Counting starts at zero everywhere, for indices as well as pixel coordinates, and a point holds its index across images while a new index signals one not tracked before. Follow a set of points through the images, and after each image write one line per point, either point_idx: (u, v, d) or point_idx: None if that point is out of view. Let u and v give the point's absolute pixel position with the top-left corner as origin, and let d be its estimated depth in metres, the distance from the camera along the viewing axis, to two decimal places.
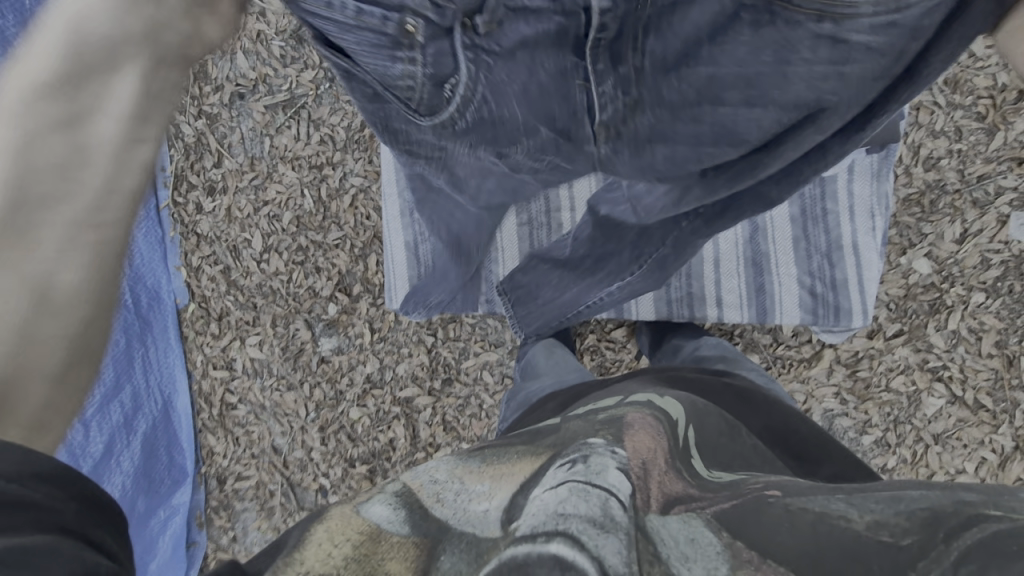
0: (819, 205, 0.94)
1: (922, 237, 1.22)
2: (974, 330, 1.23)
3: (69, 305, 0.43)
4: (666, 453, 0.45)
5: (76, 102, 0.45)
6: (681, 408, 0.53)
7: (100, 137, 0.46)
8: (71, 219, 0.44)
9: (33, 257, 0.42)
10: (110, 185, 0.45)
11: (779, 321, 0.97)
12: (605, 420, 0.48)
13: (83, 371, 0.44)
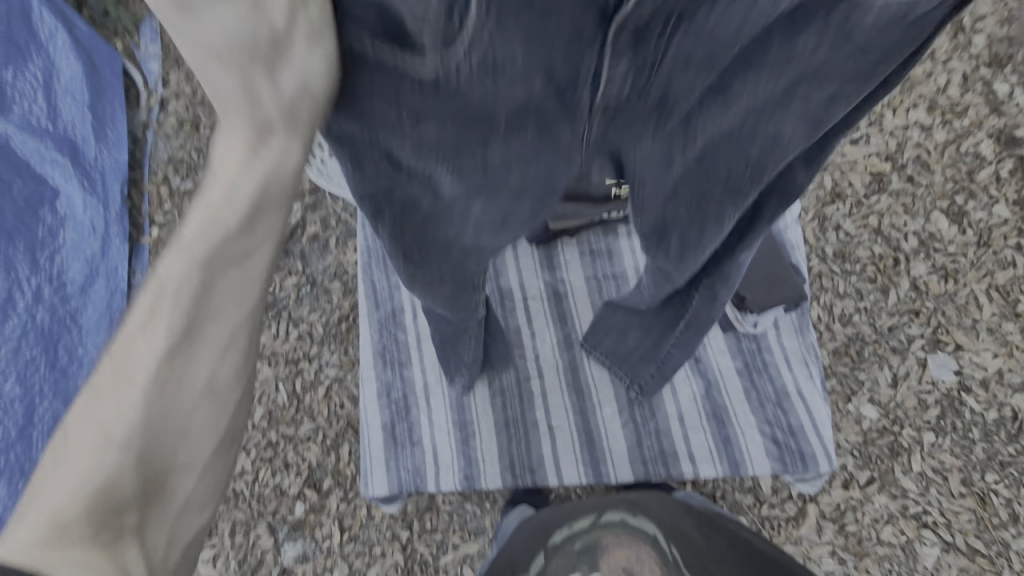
0: (758, 358, 1.05)
1: (860, 384, 1.34)
2: (938, 470, 1.27)
3: (217, 407, 0.50)
4: (643, 560, 0.65)
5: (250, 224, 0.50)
6: (650, 522, 0.70)
7: (260, 261, 0.51)
8: (234, 319, 0.51)
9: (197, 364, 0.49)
10: (258, 296, 0.52)
11: (752, 473, 0.99)
12: (582, 552, 0.68)
13: (223, 460, 0.51)
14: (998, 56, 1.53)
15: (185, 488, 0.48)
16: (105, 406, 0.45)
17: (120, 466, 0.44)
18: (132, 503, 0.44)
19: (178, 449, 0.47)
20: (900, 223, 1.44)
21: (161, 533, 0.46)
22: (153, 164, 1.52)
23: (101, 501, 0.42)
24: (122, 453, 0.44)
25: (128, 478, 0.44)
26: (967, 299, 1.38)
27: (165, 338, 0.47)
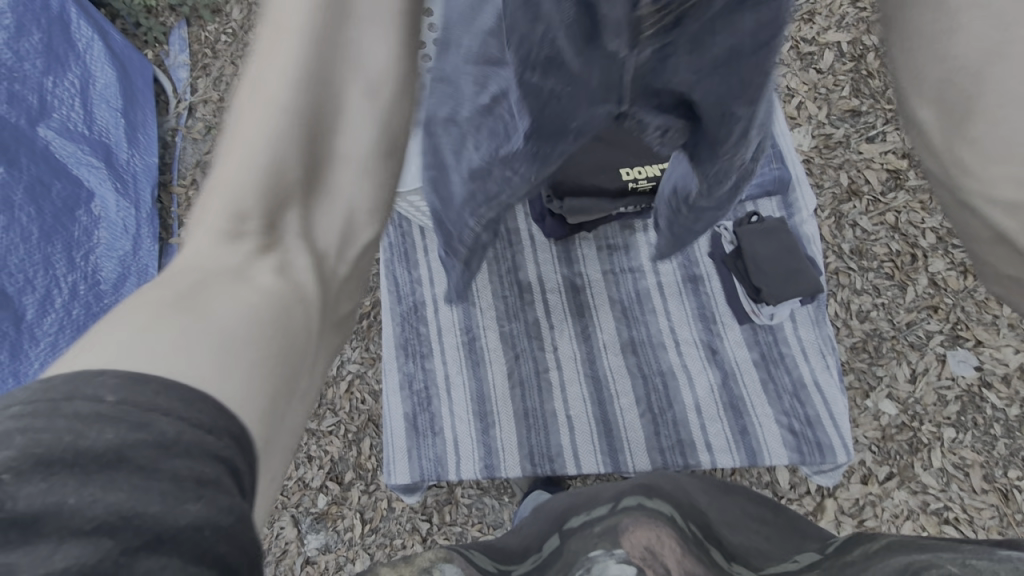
0: (776, 349, 1.06)
1: (879, 380, 1.34)
2: (959, 466, 1.27)
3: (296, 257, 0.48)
4: (671, 542, 0.53)
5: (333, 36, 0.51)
6: (670, 504, 0.60)
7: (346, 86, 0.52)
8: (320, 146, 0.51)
9: (279, 201, 0.48)
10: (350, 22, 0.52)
11: (770, 463, 1.00)
12: (602, 531, 0.55)
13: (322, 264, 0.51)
14: None
15: (339, 199, 0.53)
16: (235, 134, 0.48)
17: (255, 191, 0.46)
18: (285, 204, 0.48)
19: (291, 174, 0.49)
20: (918, 220, 1.44)
21: (325, 236, 0.52)
22: (181, 168, 1.58)
23: (246, 212, 0.46)
24: (263, 165, 0.47)
25: (263, 201, 0.47)
26: (987, 295, 1.37)
27: (292, 81, 0.49)
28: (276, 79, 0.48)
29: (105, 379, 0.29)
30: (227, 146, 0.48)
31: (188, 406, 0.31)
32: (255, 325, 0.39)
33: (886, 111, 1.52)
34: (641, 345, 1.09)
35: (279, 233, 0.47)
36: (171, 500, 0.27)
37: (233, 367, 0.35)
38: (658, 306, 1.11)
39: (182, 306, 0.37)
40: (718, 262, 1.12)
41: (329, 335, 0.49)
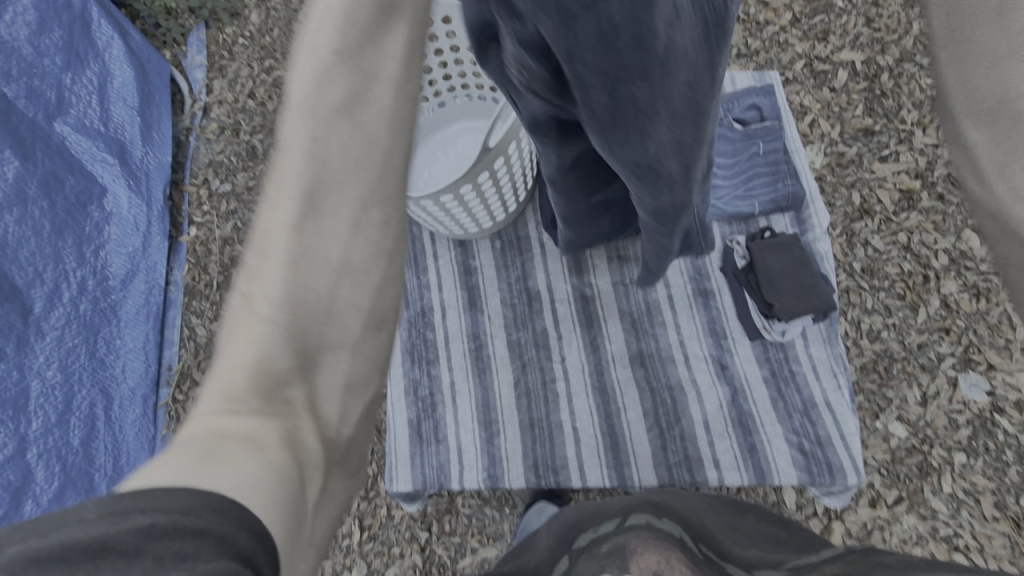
0: (786, 366, 1.05)
1: (889, 402, 1.32)
2: (970, 492, 1.25)
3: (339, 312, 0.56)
4: (682, 567, 0.52)
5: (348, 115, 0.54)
6: (680, 527, 0.59)
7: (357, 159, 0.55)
8: (346, 219, 0.55)
9: (320, 272, 0.54)
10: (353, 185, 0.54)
11: (778, 482, 0.98)
12: (608, 552, 0.55)
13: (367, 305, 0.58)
14: None
15: (338, 371, 0.57)
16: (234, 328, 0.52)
17: (252, 364, 0.51)
18: (293, 379, 0.53)
19: (290, 342, 0.52)
20: (930, 240, 1.43)
21: (326, 409, 0.56)
22: (194, 167, 1.60)
23: (249, 397, 0.50)
24: (264, 344, 0.51)
25: (281, 347, 0.52)
26: (1001, 319, 1.35)
27: (285, 258, 0.53)
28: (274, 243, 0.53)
29: (91, 504, 0.35)
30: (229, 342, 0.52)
31: (204, 515, 0.38)
32: (269, 489, 0.44)
33: (899, 131, 1.52)
34: (649, 358, 1.08)
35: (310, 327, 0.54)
36: (155, 571, 0.33)
37: (264, 494, 0.44)
38: (668, 319, 1.10)
39: (205, 464, 0.43)
40: (729, 276, 1.11)
41: (331, 498, 0.54)
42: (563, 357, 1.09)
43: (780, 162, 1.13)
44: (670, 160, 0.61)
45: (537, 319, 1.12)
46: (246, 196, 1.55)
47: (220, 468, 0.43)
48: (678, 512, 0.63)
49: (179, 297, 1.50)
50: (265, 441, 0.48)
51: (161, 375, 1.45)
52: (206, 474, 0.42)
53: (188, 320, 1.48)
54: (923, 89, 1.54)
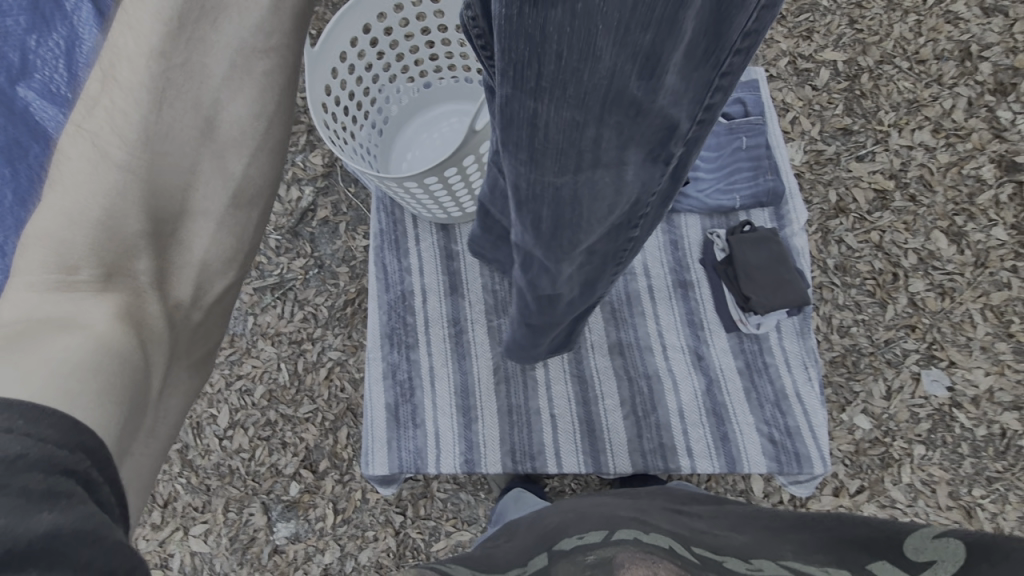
0: (760, 358, 1.07)
1: (856, 395, 1.36)
2: (927, 482, 1.30)
3: (207, 230, 0.62)
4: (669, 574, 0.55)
5: (169, 59, 0.55)
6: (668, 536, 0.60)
7: (227, 115, 0.58)
8: (204, 152, 0.59)
9: (172, 177, 0.58)
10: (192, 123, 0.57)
11: (747, 470, 1.01)
12: (594, 563, 0.58)
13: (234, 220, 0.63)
14: (1003, 83, 1.56)
15: (199, 247, 0.62)
16: (67, 178, 0.54)
17: (88, 232, 0.54)
18: (137, 250, 0.57)
19: (116, 225, 0.55)
20: (901, 240, 1.47)
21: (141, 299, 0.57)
22: None
23: (84, 260, 0.54)
24: (106, 201, 0.54)
25: (128, 224, 0.56)
26: (963, 317, 1.41)
27: (129, 140, 0.55)
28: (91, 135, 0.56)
29: None
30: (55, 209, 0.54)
31: (38, 422, 0.41)
32: (96, 361, 0.49)
33: (877, 132, 1.55)
34: (628, 347, 1.09)
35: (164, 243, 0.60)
36: (24, 509, 0.36)
37: (77, 399, 0.45)
38: (648, 310, 1.11)
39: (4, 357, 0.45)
40: (708, 269, 1.12)
41: (174, 402, 0.60)
42: None
43: (763, 157, 1.15)
44: (557, 245, 0.64)
45: None
46: None
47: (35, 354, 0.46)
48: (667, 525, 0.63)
49: None
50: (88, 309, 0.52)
51: None
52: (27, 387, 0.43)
53: None
54: (900, 91, 1.58)
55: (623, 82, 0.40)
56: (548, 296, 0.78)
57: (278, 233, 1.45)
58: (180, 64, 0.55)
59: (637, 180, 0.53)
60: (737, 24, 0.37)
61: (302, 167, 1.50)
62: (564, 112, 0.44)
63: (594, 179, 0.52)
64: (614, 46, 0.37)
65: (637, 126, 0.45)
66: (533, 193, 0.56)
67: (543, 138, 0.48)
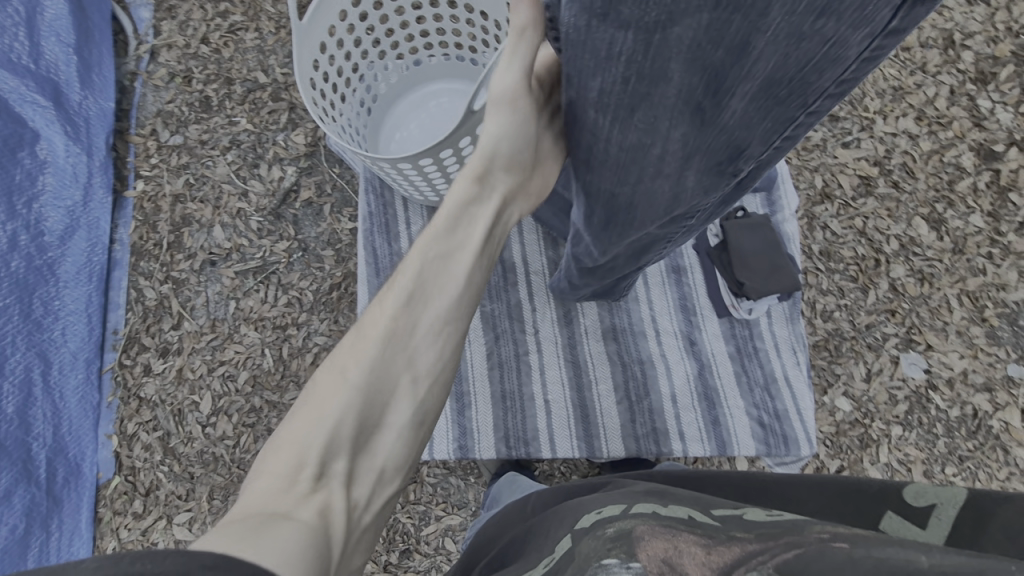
0: (750, 343, 1.08)
1: (837, 378, 1.40)
2: (903, 461, 1.35)
3: (405, 403, 0.61)
4: (694, 546, 0.40)
5: (441, 259, 0.68)
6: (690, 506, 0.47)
7: (447, 292, 0.66)
8: (425, 330, 0.64)
9: (400, 357, 0.62)
10: (456, 313, 0.66)
11: (737, 453, 1.03)
12: (615, 535, 0.43)
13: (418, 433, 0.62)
14: (985, 72, 1.59)
15: (382, 456, 0.59)
16: (316, 396, 0.58)
17: (322, 432, 0.55)
18: (340, 452, 0.55)
19: (424, 405, 0.62)
20: (884, 226, 1.49)
21: (363, 483, 0.56)
22: (140, 116, 1.47)
23: (313, 455, 0.53)
24: (349, 410, 0.57)
25: (344, 429, 0.56)
26: (941, 302, 1.44)
27: (367, 368, 0.60)
28: (454, 324, 0.66)
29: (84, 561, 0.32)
30: (302, 412, 0.57)
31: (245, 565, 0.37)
32: (308, 544, 0.45)
33: (863, 119, 1.57)
34: (622, 333, 1.09)
35: (374, 434, 0.58)
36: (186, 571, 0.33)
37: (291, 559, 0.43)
38: (641, 296, 1.11)
39: (247, 540, 0.42)
40: (702, 254, 1.13)
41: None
42: (538, 328, 1.09)
43: None
44: (616, 221, 0.74)
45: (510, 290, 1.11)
46: (199, 149, 1.45)
47: (273, 531, 0.44)
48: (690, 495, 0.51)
49: (124, 256, 1.39)
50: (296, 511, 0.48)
51: (106, 339, 1.34)
52: (248, 547, 0.41)
53: (135, 282, 1.38)
54: (886, 78, 1.59)
55: (698, 96, 0.52)
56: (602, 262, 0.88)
57: (260, 216, 1.41)
58: (430, 282, 0.66)
59: (697, 186, 0.65)
60: (826, 76, 0.47)
61: (284, 147, 1.44)
62: (631, 130, 0.59)
63: (655, 183, 0.65)
64: (686, 63, 0.49)
65: (705, 138, 0.57)
66: (597, 167, 0.68)
67: (618, 142, 0.62)
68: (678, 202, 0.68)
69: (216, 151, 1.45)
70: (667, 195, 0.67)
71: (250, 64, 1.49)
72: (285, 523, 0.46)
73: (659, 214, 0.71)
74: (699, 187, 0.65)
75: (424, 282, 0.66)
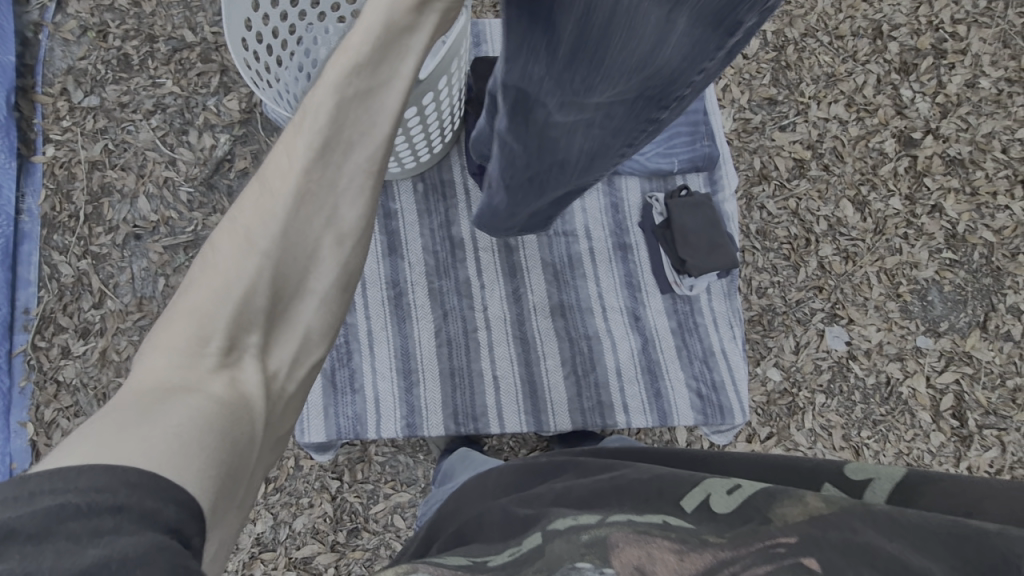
0: (691, 318, 1.12)
1: (769, 350, 1.48)
2: (825, 427, 1.46)
3: (327, 260, 0.53)
4: (667, 553, 0.40)
5: (368, 85, 0.53)
6: (657, 506, 0.47)
7: (376, 128, 0.54)
8: (350, 176, 0.53)
9: (316, 212, 0.52)
10: (383, 155, 0.55)
11: (677, 423, 1.07)
12: (590, 541, 0.42)
13: (343, 292, 0.55)
14: (907, 63, 1.68)
15: (306, 315, 0.53)
16: (215, 261, 0.50)
17: (225, 298, 0.48)
18: (252, 320, 0.49)
19: (351, 262, 0.55)
20: (814, 208, 1.58)
21: (283, 349, 0.52)
22: (47, 73, 1.33)
23: (215, 329, 0.47)
24: (253, 273, 0.49)
25: (255, 296, 0.49)
26: (862, 279, 1.55)
27: (274, 228, 0.50)
28: (380, 169, 0.55)
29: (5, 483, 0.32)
30: (202, 278, 0.50)
31: (139, 490, 0.34)
32: (209, 426, 0.42)
33: (799, 103, 1.63)
34: (569, 310, 1.11)
35: (288, 297, 0.52)
36: (70, 551, 0.30)
37: (177, 454, 0.38)
38: (589, 272, 1.13)
39: (139, 416, 0.40)
40: (647, 232, 1.15)
41: (271, 450, 0.49)
42: (487, 305, 1.09)
43: (700, 123, 1.17)
44: (570, 92, 0.64)
45: (459, 267, 1.10)
46: (118, 113, 1.33)
47: (160, 413, 0.41)
48: (652, 485, 0.50)
49: (34, 228, 1.27)
50: (203, 387, 0.44)
51: (16, 319, 1.23)
52: (136, 426, 0.39)
53: (49, 257, 1.27)
54: (821, 65, 1.66)
55: None
56: (545, 150, 0.76)
57: (190, 186, 1.32)
58: (349, 117, 0.53)
59: (683, 40, 0.55)
60: None
61: (216, 112, 1.35)
62: None
63: (635, 21, 0.53)
64: None
65: None
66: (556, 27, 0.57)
67: None
68: (645, 66, 0.58)
69: (138, 115, 1.34)
70: (644, 52, 0.57)
71: (175, 21, 1.37)
72: (182, 394, 0.43)
73: (627, 76, 0.60)
74: (669, 51, 0.56)
75: (345, 119, 0.53)
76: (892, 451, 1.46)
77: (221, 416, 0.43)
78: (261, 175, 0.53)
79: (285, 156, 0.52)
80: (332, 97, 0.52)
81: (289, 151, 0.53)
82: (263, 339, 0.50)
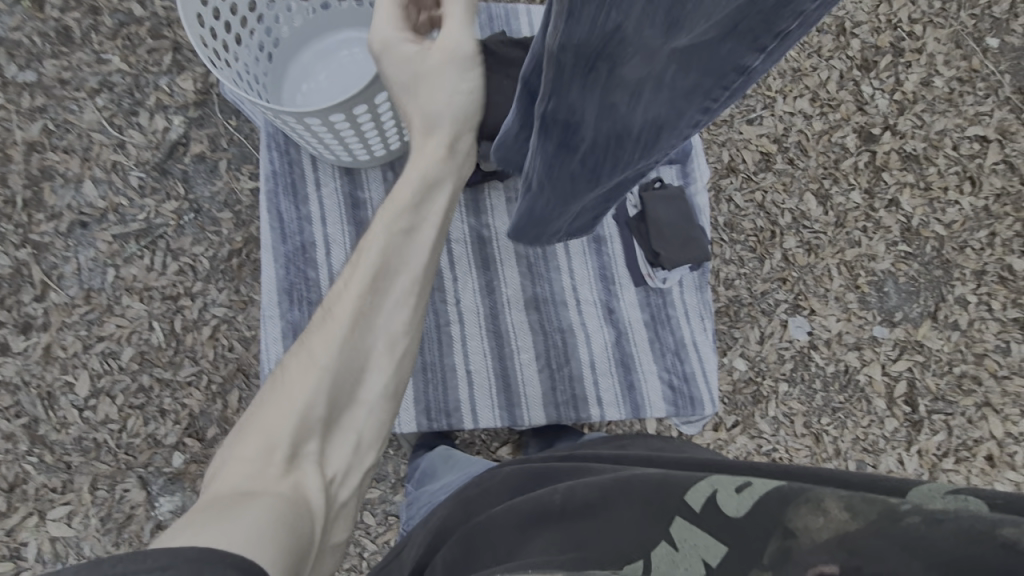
0: (663, 310, 1.13)
1: (735, 340, 1.52)
2: (787, 414, 1.51)
3: (375, 372, 0.65)
4: None
5: (408, 231, 0.70)
6: (674, 516, 0.46)
7: (416, 259, 0.69)
8: (395, 300, 0.67)
9: (369, 330, 0.65)
10: (418, 280, 0.69)
11: (649, 415, 1.08)
12: None
13: (387, 400, 0.66)
14: (868, 60, 1.73)
15: (354, 426, 0.63)
16: (287, 379, 0.60)
17: (294, 409, 0.58)
18: (312, 431, 0.59)
19: (394, 374, 0.66)
20: (780, 201, 1.61)
21: (337, 458, 0.61)
22: None
23: (287, 437, 0.57)
24: (320, 386, 0.60)
25: (318, 406, 0.59)
26: (823, 271, 1.60)
27: (336, 347, 0.62)
28: (420, 295, 0.69)
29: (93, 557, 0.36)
30: (276, 399, 0.59)
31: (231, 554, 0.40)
32: (291, 515, 0.50)
33: (766, 97, 1.66)
34: (543, 303, 1.10)
35: (342, 406, 0.62)
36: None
37: (265, 542, 0.45)
38: (562, 265, 1.12)
39: (217, 520, 0.45)
40: (621, 223, 1.15)
41: (328, 552, 0.56)
42: (460, 298, 1.07)
43: None
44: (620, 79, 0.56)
45: None
46: (59, 90, 1.24)
47: (237, 516, 0.46)
48: (653, 486, 0.51)
49: None
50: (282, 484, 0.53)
51: None
52: (232, 519, 0.46)
53: None
54: (787, 60, 1.69)
55: None
56: (604, 118, 0.62)
57: (142, 171, 1.24)
58: (394, 258, 0.68)
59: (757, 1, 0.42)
60: None
61: (168, 92, 1.27)
62: None
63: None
64: None
65: None
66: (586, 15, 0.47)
67: None
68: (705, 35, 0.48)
69: (81, 93, 1.24)
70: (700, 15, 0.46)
71: None
72: (264, 493, 0.51)
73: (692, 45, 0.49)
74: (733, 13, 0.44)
75: (390, 258, 0.68)
76: (849, 436, 1.52)
77: (297, 508, 0.52)
78: (322, 306, 0.67)
79: (344, 290, 0.66)
80: (379, 242, 0.68)
81: (348, 288, 0.66)
82: (319, 448, 0.59)
